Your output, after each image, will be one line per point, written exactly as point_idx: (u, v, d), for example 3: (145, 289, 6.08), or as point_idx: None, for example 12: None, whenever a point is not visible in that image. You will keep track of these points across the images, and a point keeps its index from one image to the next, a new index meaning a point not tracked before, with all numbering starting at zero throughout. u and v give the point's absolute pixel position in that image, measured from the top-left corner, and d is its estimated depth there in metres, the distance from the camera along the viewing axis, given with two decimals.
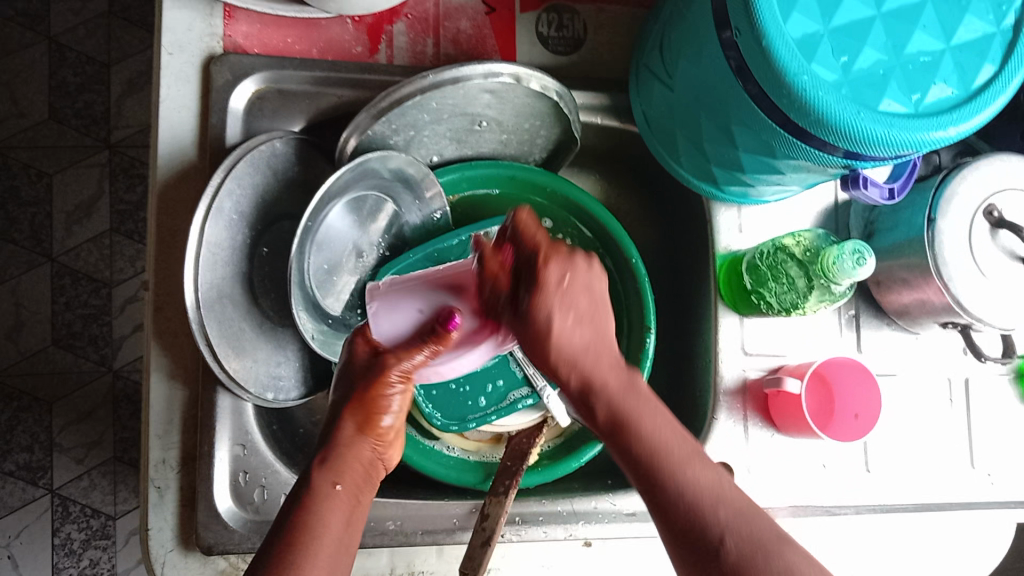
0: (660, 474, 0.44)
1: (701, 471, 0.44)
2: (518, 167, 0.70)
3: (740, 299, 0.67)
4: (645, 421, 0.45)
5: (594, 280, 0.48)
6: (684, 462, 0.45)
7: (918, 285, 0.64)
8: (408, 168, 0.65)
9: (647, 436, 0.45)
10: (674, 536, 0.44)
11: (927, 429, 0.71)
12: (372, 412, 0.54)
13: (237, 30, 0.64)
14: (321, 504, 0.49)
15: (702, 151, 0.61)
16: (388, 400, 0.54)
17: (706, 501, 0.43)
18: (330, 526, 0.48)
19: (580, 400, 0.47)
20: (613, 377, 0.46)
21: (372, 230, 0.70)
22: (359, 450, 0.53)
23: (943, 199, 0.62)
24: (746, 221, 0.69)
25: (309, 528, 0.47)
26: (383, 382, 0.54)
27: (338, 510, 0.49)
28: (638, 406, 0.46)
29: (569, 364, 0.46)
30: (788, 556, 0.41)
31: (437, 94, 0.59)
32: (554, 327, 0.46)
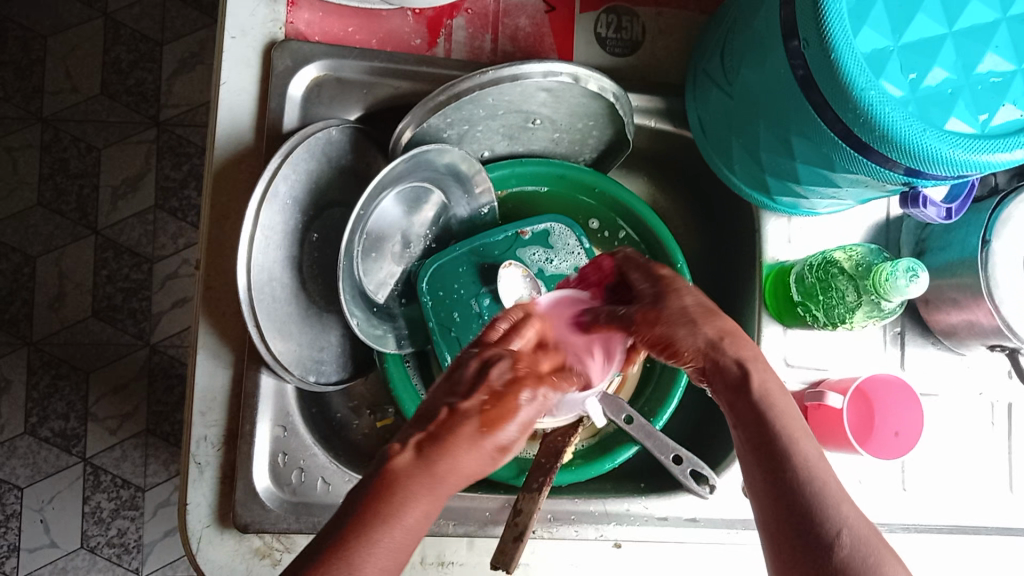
0: (781, 437, 0.47)
1: (815, 451, 0.47)
2: (568, 165, 0.70)
3: (786, 310, 0.66)
4: (783, 410, 0.49)
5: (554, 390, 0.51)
6: (798, 439, 0.47)
7: (968, 306, 0.63)
8: (461, 162, 0.66)
9: (776, 408, 0.49)
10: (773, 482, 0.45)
11: (967, 452, 0.70)
12: (501, 402, 0.47)
13: (299, 18, 0.65)
14: (418, 500, 0.43)
15: (757, 160, 0.61)
16: (512, 403, 0.47)
17: (816, 470, 0.45)
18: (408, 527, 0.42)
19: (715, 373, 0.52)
20: (767, 368, 0.51)
21: (419, 222, 0.70)
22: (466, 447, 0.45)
23: (999, 220, 0.61)
24: (795, 232, 0.69)
25: (396, 516, 0.41)
26: (518, 386, 0.48)
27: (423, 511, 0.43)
28: (779, 392, 0.50)
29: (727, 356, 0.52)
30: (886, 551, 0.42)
31: (495, 91, 0.59)
32: (531, 413, 0.48)
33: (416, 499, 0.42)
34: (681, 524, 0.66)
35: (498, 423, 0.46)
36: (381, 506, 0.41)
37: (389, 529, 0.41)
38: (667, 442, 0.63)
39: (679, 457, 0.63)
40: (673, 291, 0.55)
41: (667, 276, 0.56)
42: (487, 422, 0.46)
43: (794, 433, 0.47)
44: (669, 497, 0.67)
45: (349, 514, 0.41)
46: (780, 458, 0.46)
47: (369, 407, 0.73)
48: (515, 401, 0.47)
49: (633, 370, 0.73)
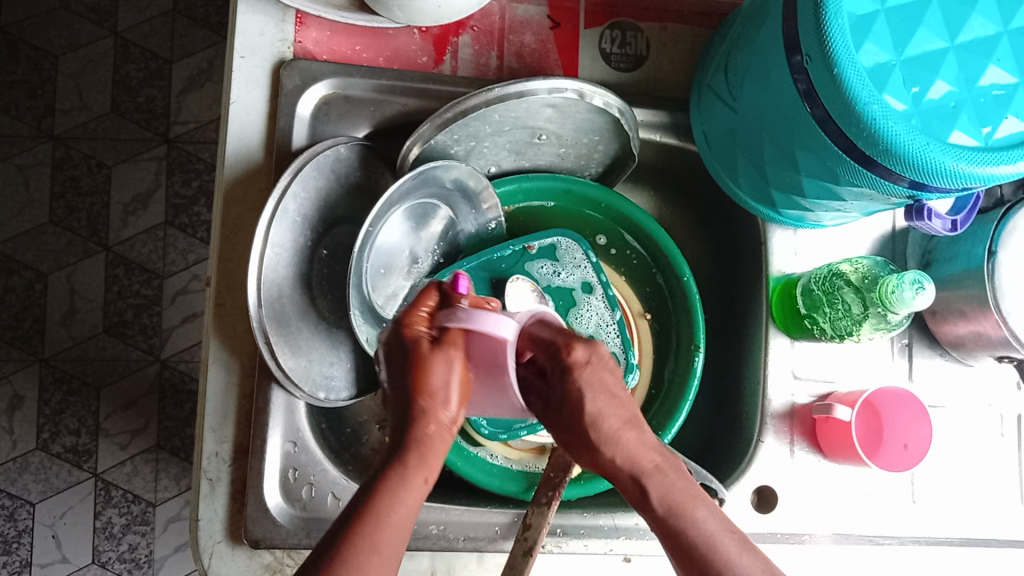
0: (682, 523, 0.49)
1: (709, 519, 0.49)
2: (573, 181, 0.70)
3: (793, 322, 0.67)
4: (694, 514, 0.49)
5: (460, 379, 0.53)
6: (719, 539, 0.48)
7: (975, 317, 0.63)
8: (468, 179, 0.66)
9: (633, 460, 0.51)
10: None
11: (976, 463, 0.70)
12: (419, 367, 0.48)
13: (307, 36, 0.66)
14: (395, 480, 0.46)
15: (762, 173, 0.61)
16: (422, 364, 0.48)
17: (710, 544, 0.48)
18: (393, 507, 0.45)
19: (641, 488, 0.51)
20: (617, 453, 0.51)
21: (426, 238, 0.71)
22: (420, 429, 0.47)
23: (1005, 231, 0.61)
24: (801, 244, 0.69)
25: (385, 506, 0.45)
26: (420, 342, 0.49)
27: (400, 486, 0.46)
28: (643, 461, 0.51)
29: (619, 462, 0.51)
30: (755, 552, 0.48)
31: (500, 107, 0.59)
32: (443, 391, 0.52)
33: (396, 477, 0.46)
34: None
35: (426, 390, 0.47)
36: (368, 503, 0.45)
37: (376, 517, 0.44)
38: None
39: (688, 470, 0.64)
40: (595, 413, 0.51)
41: (582, 376, 0.50)
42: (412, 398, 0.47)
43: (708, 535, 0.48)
44: None
45: (346, 514, 0.45)
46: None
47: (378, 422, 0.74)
48: (436, 377, 0.47)
49: (640, 385, 0.74)
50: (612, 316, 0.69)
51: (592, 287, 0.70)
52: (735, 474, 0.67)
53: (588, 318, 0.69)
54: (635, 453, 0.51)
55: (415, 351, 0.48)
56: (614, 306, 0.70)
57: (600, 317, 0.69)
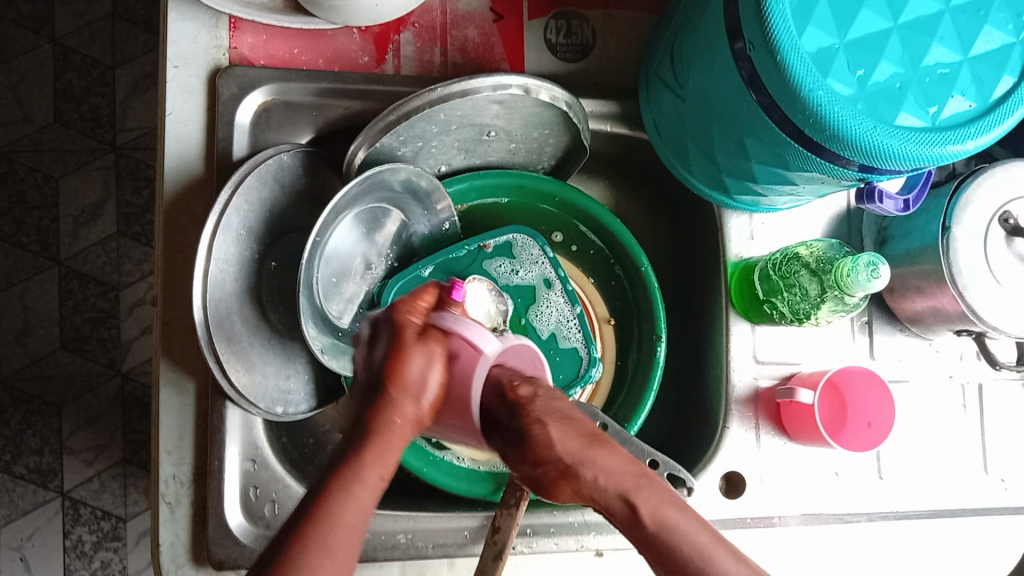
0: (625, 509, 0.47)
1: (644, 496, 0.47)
2: (526, 176, 0.69)
3: (752, 307, 0.66)
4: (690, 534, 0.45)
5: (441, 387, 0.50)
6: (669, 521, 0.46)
7: (931, 292, 0.64)
8: (417, 179, 0.65)
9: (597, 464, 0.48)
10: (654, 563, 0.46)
11: (940, 435, 0.70)
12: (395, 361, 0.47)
13: (242, 41, 0.63)
14: (362, 463, 0.44)
15: (713, 161, 0.60)
16: (410, 356, 0.48)
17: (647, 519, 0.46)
18: (357, 506, 0.42)
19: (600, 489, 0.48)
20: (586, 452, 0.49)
21: (379, 241, 0.69)
22: (387, 418, 0.46)
23: (958, 206, 0.61)
24: (757, 228, 0.69)
25: (337, 500, 0.42)
26: (406, 335, 0.49)
27: (369, 472, 0.44)
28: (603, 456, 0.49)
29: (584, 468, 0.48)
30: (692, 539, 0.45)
31: (446, 106, 0.58)
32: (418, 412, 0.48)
33: (355, 476, 0.43)
34: None
35: (403, 382, 0.47)
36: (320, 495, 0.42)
37: (334, 499, 0.42)
38: (642, 446, 0.63)
39: (655, 461, 0.62)
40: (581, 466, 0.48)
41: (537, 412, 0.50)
42: (387, 390, 0.47)
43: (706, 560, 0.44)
44: None
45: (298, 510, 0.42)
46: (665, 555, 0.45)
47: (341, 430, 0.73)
48: (418, 376, 0.47)
49: (604, 378, 0.73)
50: (573, 311, 0.69)
51: (551, 283, 0.69)
52: (703, 463, 0.67)
53: (548, 315, 0.68)
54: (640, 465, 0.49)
55: (404, 344, 0.48)
56: (575, 301, 0.69)
57: (560, 313, 0.68)
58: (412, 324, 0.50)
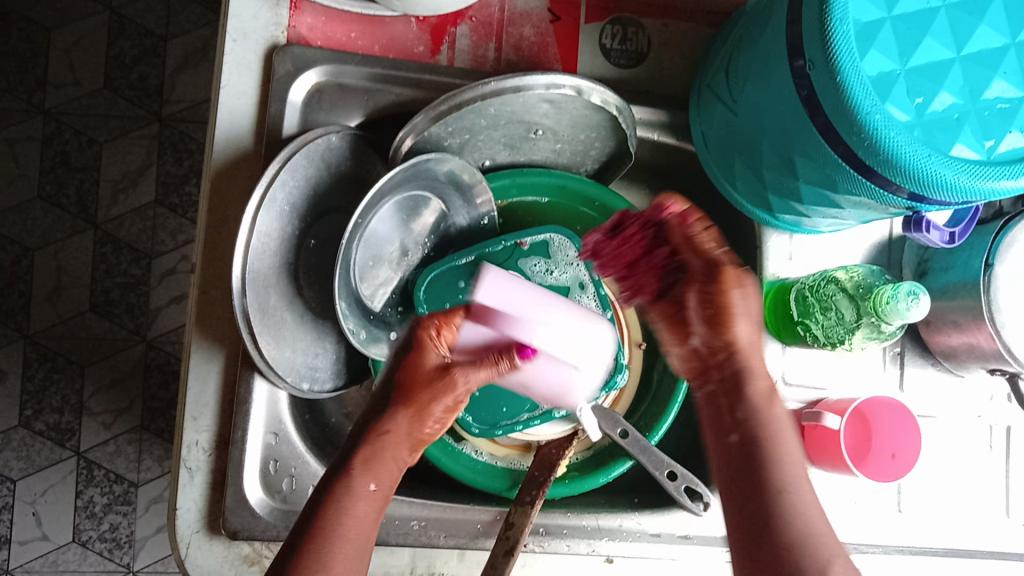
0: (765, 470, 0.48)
1: (793, 460, 0.49)
2: (568, 177, 0.69)
3: (785, 327, 0.66)
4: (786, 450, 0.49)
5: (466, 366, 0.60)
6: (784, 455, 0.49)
7: (967, 329, 0.63)
8: (461, 172, 0.65)
9: (768, 425, 0.50)
10: (737, 500, 0.48)
11: (964, 474, 0.69)
12: (409, 387, 0.58)
13: (301, 21, 0.64)
14: (355, 477, 0.52)
15: (759, 177, 0.60)
16: (421, 377, 0.58)
17: (778, 474, 0.48)
18: (350, 520, 0.50)
19: (732, 447, 0.50)
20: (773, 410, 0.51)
21: (417, 229, 0.69)
22: (379, 438, 0.56)
23: (1002, 244, 0.61)
24: (797, 249, 0.68)
25: (334, 516, 0.50)
26: (420, 357, 0.59)
27: (369, 494, 0.52)
28: (768, 408, 0.51)
29: (737, 425, 0.51)
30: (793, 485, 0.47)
31: (497, 101, 0.59)
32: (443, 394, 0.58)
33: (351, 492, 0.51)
34: (673, 541, 0.66)
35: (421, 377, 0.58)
36: (328, 506, 0.50)
37: (331, 519, 0.49)
38: (662, 457, 0.63)
39: (673, 473, 0.63)
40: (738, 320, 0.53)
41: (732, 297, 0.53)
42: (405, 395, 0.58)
43: (804, 525, 0.46)
44: (660, 513, 0.66)
45: (302, 523, 0.50)
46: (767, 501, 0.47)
47: (363, 414, 0.71)
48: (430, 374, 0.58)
49: (630, 386, 0.72)
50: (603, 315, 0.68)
51: (584, 286, 0.68)
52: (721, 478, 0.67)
53: None
54: (773, 410, 0.51)
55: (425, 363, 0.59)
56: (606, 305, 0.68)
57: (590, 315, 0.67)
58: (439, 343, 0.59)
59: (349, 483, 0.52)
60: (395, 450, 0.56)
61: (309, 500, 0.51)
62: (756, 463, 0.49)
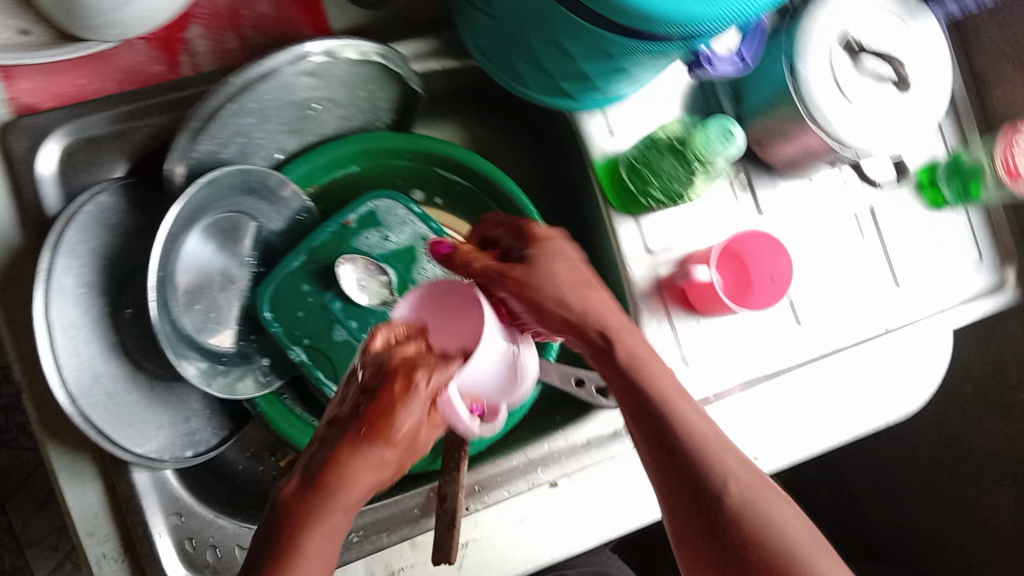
0: (664, 417, 0.47)
1: (687, 407, 0.48)
2: (367, 139, 0.65)
3: (630, 203, 0.65)
4: (682, 408, 0.47)
5: (569, 251, 0.54)
6: (674, 401, 0.48)
7: (795, 134, 0.63)
8: (251, 177, 0.60)
9: (659, 388, 0.48)
10: (663, 463, 0.46)
11: (846, 267, 0.71)
12: (382, 411, 0.45)
13: (18, 87, 0.57)
14: (314, 522, 0.43)
15: (544, 70, 0.58)
16: (398, 416, 0.45)
17: (708, 444, 0.46)
18: (315, 543, 0.43)
19: (598, 351, 0.51)
20: (611, 321, 0.51)
21: (235, 248, 0.63)
22: (354, 470, 0.44)
23: (798, 41, 0.60)
24: (615, 122, 0.66)
25: (298, 538, 0.43)
26: (399, 394, 0.45)
27: (340, 517, 0.44)
28: (650, 367, 0.49)
29: (630, 364, 0.49)
30: (676, 407, 0.47)
31: (251, 94, 0.55)
32: (555, 264, 0.52)
33: (314, 531, 0.43)
34: (605, 442, 0.66)
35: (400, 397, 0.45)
36: (291, 532, 0.43)
37: (293, 549, 0.42)
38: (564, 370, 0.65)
39: (579, 379, 0.65)
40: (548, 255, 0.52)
41: (535, 251, 0.53)
42: (368, 433, 0.45)
43: (702, 450, 0.46)
44: (583, 422, 0.66)
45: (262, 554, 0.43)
46: (669, 439, 0.46)
47: (269, 449, 0.68)
48: (416, 380, 0.46)
49: None
50: None
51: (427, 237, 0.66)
52: None
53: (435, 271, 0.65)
54: (660, 377, 0.49)
55: (411, 394, 0.45)
56: None
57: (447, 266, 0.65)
58: (426, 390, 0.46)
59: (315, 510, 0.43)
60: (360, 491, 0.45)
61: (254, 542, 0.44)
62: (642, 398, 0.48)
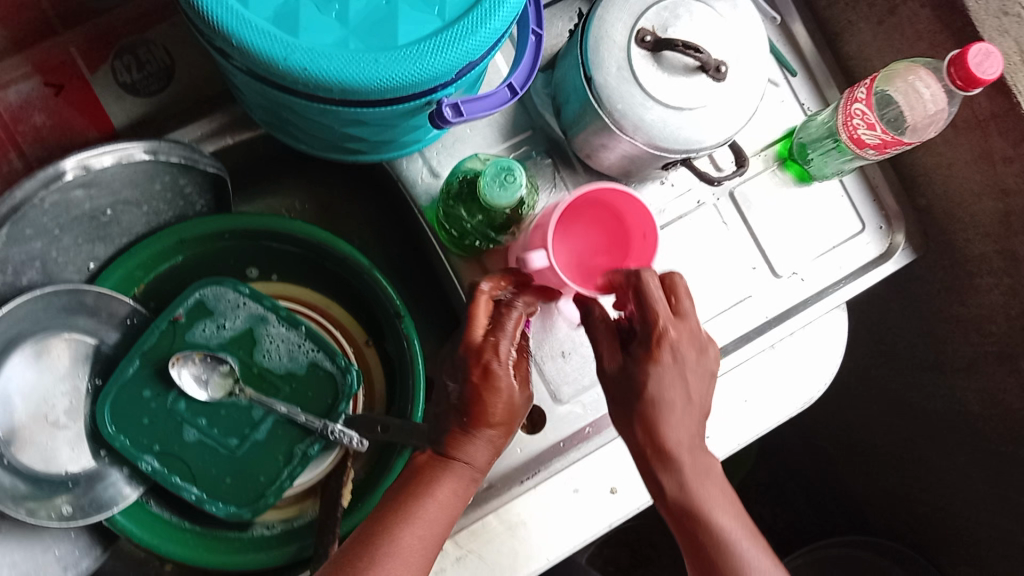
0: (707, 534, 0.51)
1: (732, 523, 0.52)
2: (178, 229, 0.62)
3: (457, 249, 0.62)
4: (719, 524, 0.51)
5: (686, 354, 0.53)
6: (754, 548, 0.52)
7: (614, 144, 0.59)
8: (55, 296, 0.58)
9: (714, 526, 0.51)
10: (685, 540, 0.52)
11: (718, 263, 0.66)
12: (480, 391, 0.50)
13: None
14: (411, 502, 0.49)
15: (319, 137, 0.55)
16: (502, 400, 0.50)
17: (728, 547, 0.51)
18: (421, 518, 0.49)
19: (674, 524, 0.53)
20: (732, 529, 0.51)
21: (64, 367, 0.61)
22: (452, 462, 0.50)
23: (590, 50, 0.56)
24: (437, 163, 0.63)
25: (410, 512, 0.49)
26: (495, 379, 0.50)
27: (452, 498, 0.50)
28: (706, 494, 0.52)
29: (724, 555, 0.51)
30: (721, 529, 0.51)
31: (20, 223, 0.53)
32: (656, 385, 0.52)
33: (416, 507, 0.49)
34: (479, 498, 0.62)
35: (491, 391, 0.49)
36: (399, 506, 0.49)
37: (393, 527, 0.48)
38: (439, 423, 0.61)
39: None
40: (676, 375, 0.52)
41: (665, 361, 0.52)
42: (480, 414, 0.50)
43: None
44: None
45: (367, 531, 0.49)
46: (716, 557, 0.51)
47: None
48: (501, 364, 0.50)
49: (378, 381, 0.68)
50: (299, 334, 0.63)
51: (264, 317, 0.63)
52: None
53: (275, 349, 0.63)
54: (724, 515, 0.52)
55: (501, 368, 0.50)
56: (297, 322, 0.63)
57: (288, 342, 0.63)
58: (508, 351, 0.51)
59: (420, 488, 0.50)
60: (455, 488, 0.50)
61: (363, 524, 0.50)
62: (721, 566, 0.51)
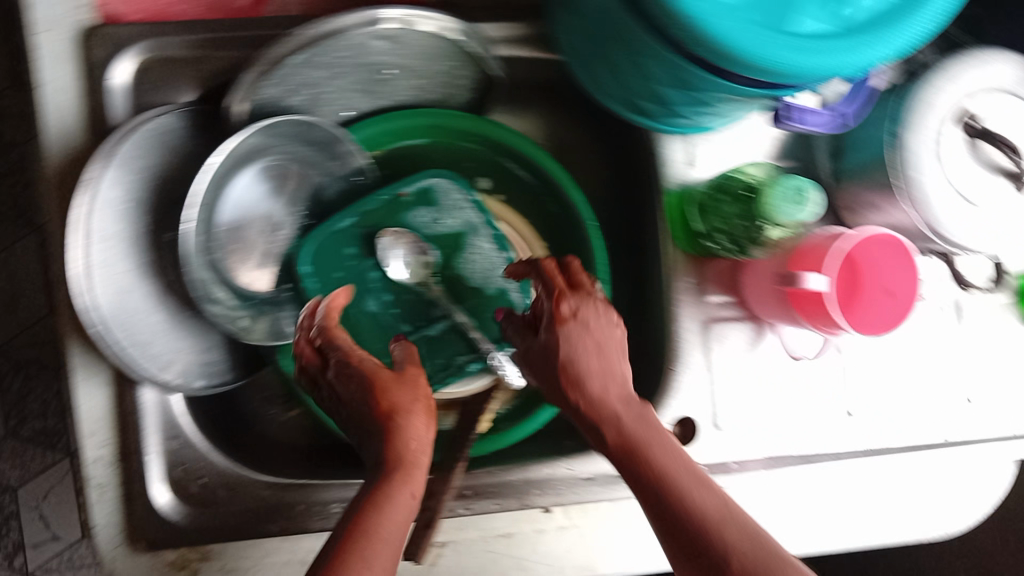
0: (694, 522, 0.38)
1: (706, 495, 0.39)
2: (438, 114, 0.64)
3: (690, 241, 0.62)
4: (718, 501, 0.39)
5: (604, 324, 0.47)
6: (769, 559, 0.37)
7: (886, 208, 0.58)
8: (313, 128, 0.59)
9: (694, 503, 0.39)
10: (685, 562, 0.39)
11: (918, 365, 0.65)
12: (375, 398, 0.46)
13: None
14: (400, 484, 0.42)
15: (625, 86, 0.54)
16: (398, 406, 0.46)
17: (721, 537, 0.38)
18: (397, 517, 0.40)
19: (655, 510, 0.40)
20: (708, 495, 0.39)
21: (285, 194, 0.63)
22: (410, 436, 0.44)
23: (910, 108, 0.54)
24: (698, 152, 0.62)
25: (382, 516, 0.40)
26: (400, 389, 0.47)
27: (418, 490, 0.42)
28: (661, 449, 0.41)
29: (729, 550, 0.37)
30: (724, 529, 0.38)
31: (322, 49, 0.54)
32: (587, 363, 0.45)
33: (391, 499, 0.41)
34: (609, 482, 0.63)
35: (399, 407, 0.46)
36: (368, 516, 0.40)
37: (372, 529, 0.39)
38: None
39: None
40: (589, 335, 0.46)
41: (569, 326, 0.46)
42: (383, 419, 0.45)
43: None
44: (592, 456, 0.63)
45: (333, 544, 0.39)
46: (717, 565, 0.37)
47: (283, 397, 0.69)
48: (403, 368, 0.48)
49: None
50: (503, 258, 0.63)
51: (478, 229, 0.64)
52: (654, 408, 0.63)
53: (476, 262, 0.64)
54: (700, 482, 0.40)
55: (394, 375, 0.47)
56: (505, 246, 0.64)
57: (490, 261, 0.63)
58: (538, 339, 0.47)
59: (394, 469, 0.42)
60: (407, 491, 0.41)
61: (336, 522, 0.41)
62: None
